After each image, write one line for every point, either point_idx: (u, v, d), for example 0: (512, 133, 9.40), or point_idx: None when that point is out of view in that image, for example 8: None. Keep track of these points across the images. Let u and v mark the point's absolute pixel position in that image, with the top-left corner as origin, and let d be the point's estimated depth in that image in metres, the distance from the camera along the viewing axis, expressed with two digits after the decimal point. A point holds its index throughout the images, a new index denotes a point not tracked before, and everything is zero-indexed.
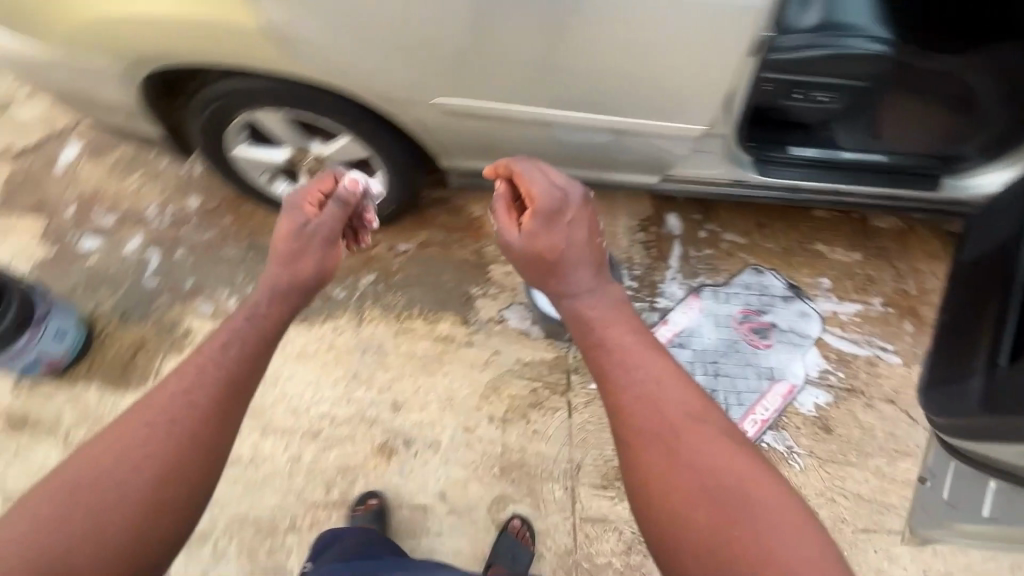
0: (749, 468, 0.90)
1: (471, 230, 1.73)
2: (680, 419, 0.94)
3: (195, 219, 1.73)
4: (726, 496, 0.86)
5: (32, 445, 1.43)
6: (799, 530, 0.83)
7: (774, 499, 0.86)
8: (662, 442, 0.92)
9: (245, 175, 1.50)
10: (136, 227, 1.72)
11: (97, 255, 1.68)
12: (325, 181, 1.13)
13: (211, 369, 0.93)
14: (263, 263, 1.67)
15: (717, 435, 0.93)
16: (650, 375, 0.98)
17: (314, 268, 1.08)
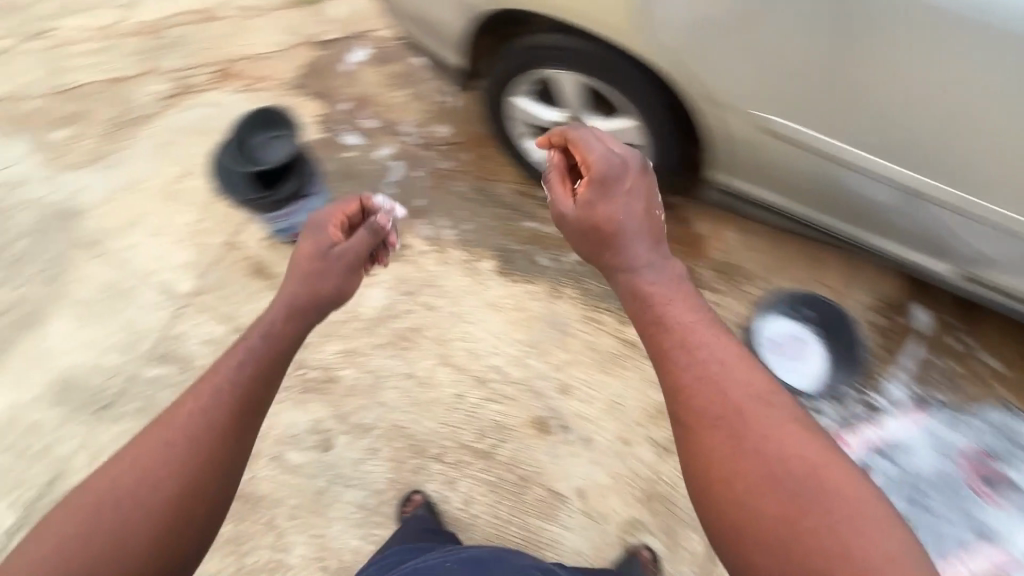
0: (777, 421, 0.81)
1: (691, 246, 1.66)
2: (747, 404, 0.83)
3: (440, 148, 1.86)
4: (801, 489, 0.76)
5: (263, 293, 1.65)
6: (806, 452, 0.78)
7: (822, 464, 0.77)
8: (739, 445, 0.80)
9: (506, 125, 1.52)
10: (390, 137, 1.89)
11: (353, 151, 1.87)
12: (350, 205, 1.31)
13: (229, 384, 0.95)
14: (486, 208, 1.74)
15: (720, 357, 0.87)
16: (701, 348, 0.87)
17: (329, 288, 1.18)
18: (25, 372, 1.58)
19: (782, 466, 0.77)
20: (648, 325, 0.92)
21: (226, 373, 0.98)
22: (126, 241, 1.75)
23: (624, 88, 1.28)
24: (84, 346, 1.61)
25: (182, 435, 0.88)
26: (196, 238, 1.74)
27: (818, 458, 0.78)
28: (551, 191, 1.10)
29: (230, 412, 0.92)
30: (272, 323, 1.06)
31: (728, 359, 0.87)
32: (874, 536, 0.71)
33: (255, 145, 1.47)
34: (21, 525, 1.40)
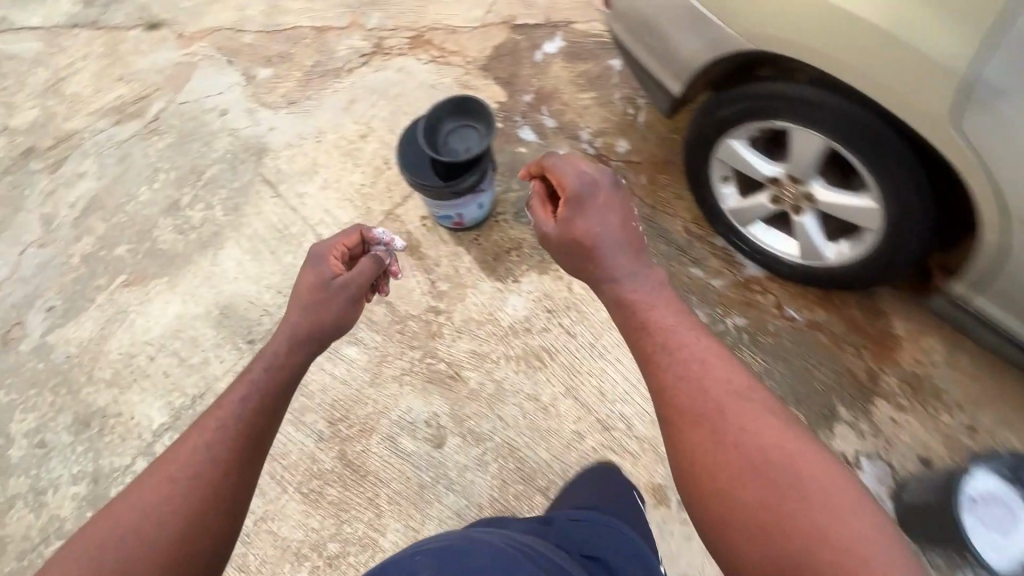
0: (757, 412, 0.83)
1: (880, 345, 1.43)
2: (728, 403, 0.84)
3: (615, 163, 1.75)
4: (778, 475, 0.77)
5: (411, 271, 1.67)
6: (798, 447, 0.79)
7: (801, 449, 0.79)
8: (720, 446, 0.81)
9: (711, 161, 1.37)
10: (565, 141, 1.80)
11: (526, 147, 1.81)
12: (351, 237, 1.38)
13: (233, 418, 1.07)
14: (651, 241, 1.62)
15: (711, 358, 0.89)
16: (689, 341, 0.91)
17: (311, 324, 1.25)
18: (196, 289, 1.73)
19: (761, 464, 0.78)
20: (647, 339, 0.94)
21: (231, 410, 1.10)
22: (300, 188, 1.83)
23: (880, 162, 1.09)
24: (247, 278, 1.72)
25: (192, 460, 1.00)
26: (361, 201, 1.79)
27: (802, 447, 0.79)
28: (534, 217, 1.16)
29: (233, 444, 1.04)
30: (274, 357, 1.18)
31: (719, 363, 0.89)
32: (863, 530, 0.71)
33: (446, 137, 1.45)
34: (168, 428, 1.56)
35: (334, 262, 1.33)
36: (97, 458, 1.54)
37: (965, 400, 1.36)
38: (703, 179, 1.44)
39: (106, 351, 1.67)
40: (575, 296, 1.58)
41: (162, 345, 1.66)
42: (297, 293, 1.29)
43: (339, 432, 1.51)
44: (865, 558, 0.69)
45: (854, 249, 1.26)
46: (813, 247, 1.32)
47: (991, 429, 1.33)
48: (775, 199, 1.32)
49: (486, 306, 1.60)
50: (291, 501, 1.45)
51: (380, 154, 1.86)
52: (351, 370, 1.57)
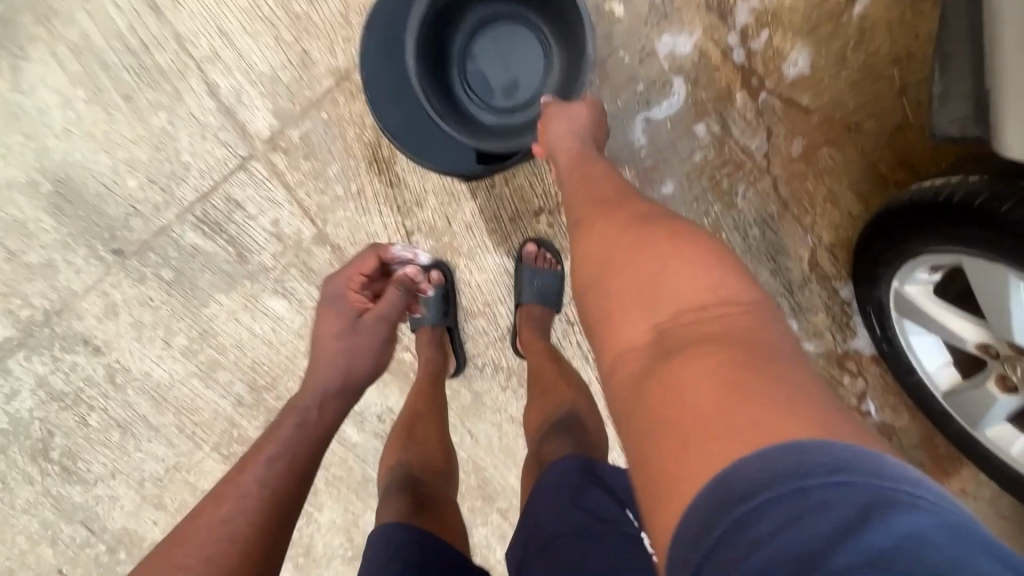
0: (673, 251, 0.51)
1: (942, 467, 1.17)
2: (636, 249, 0.54)
3: (763, 97, 0.98)
4: (652, 273, 0.51)
5: (376, 205, 1.03)
6: (728, 307, 0.47)
7: (740, 316, 0.46)
8: (619, 293, 0.53)
9: (951, 253, 0.79)
10: (698, 18, 0.96)
11: (623, 4, 0.96)
12: (367, 260, 0.89)
13: (263, 475, 0.64)
14: (751, 261, 1.04)
15: (639, 220, 0.58)
16: (608, 212, 0.62)
17: (348, 361, 0.79)
18: (4, 130, 1.01)
19: (663, 315, 0.48)
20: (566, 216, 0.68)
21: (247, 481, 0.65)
22: None
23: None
24: (95, 134, 1.01)
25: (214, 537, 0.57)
26: (295, 35, 0.97)
27: (741, 319, 0.46)
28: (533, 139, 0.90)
29: (269, 510, 0.61)
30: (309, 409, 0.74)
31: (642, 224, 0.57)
32: (799, 401, 0.38)
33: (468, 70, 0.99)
34: (18, 344, 1.12)
35: (354, 288, 0.88)
36: None
37: None
38: (905, 252, 0.86)
39: None
40: None
41: None
42: (315, 344, 0.83)
43: (263, 400, 1.13)
44: (760, 366, 0.41)
45: None
46: (975, 413, 0.91)
47: None
48: (993, 352, 0.82)
49: (484, 292, 1.09)
50: (209, 459, 1.16)
51: None
52: (277, 335, 1.10)
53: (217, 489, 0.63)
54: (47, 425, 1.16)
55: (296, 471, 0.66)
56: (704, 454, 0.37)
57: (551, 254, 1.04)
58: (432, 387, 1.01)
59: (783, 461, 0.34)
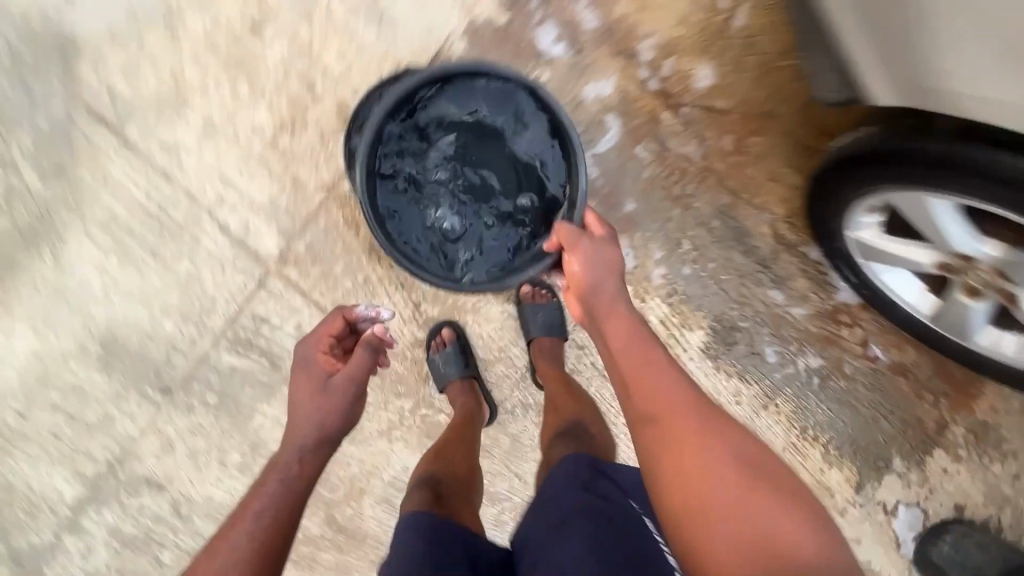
0: (711, 424, 0.67)
1: (960, 389, 1.23)
2: (687, 418, 0.68)
3: (685, 110, 1.13)
4: (698, 441, 0.66)
5: (383, 288, 1.16)
6: (767, 490, 0.61)
7: (769, 474, 0.64)
8: (683, 458, 0.65)
9: (869, 195, 0.92)
10: (612, 63, 1.13)
11: (547, 68, 1.12)
12: (332, 321, 0.93)
13: (252, 527, 0.73)
14: (719, 247, 1.16)
15: (680, 384, 0.73)
16: (654, 366, 0.76)
17: (322, 411, 0.85)
18: (48, 310, 1.15)
19: (713, 477, 0.62)
20: (628, 371, 0.77)
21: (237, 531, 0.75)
22: (175, 135, 1.12)
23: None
24: (130, 292, 1.15)
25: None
26: (283, 165, 1.13)
27: (765, 470, 0.64)
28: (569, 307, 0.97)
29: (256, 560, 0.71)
30: (288, 465, 0.81)
31: (682, 385, 0.73)
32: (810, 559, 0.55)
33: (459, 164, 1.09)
34: (88, 500, 1.20)
35: (324, 351, 0.91)
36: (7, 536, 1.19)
37: None
38: (836, 206, 0.99)
39: None
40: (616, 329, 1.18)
41: (31, 395, 1.17)
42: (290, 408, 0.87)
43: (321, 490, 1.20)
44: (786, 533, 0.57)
45: None
46: (963, 320, 0.99)
47: None
48: (945, 265, 0.93)
49: (495, 338, 1.19)
50: None
51: (301, 71, 1.10)
52: None
53: (219, 535, 0.75)
54: (127, 572, 1.22)
55: (280, 525, 0.75)
56: None
57: (544, 289, 1.17)
58: (462, 425, 1.09)
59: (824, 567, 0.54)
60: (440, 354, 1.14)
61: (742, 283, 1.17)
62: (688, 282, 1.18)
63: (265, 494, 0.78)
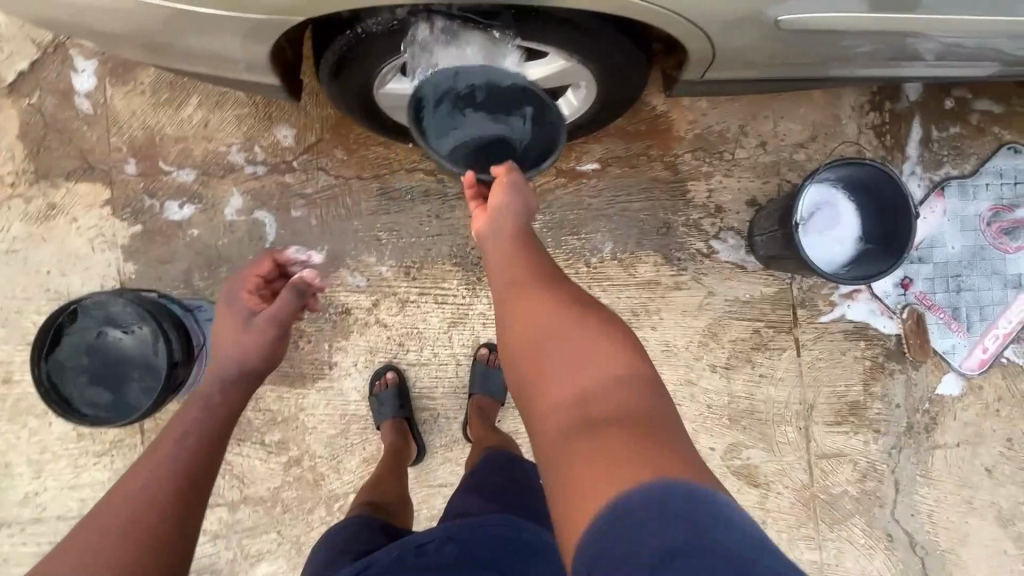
0: (600, 328, 0.66)
1: (656, 134, 1.36)
2: (559, 322, 0.67)
3: (297, 160, 1.34)
4: (547, 307, 0.69)
5: (232, 453, 1.34)
6: (627, 379, 0.62)
7: (640, 384, 0.62)
8: (530, 320, 0.69)
9: (388, 118, 1.09)
10: (227, 182, 1.34)
11: (192, 227, 1.33)
12: (261, 263, 0.95)
13: (168, 456, 0.76)
14: (407, 213, 1.34)
15: (553, 294, 0.71)
16: (539, 288, 0.72)
17: (239, 350, 0.85)
18: None
19: (574, 377, 0.63)
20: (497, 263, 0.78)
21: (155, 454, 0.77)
22: (19, 491, 1.31)
23: (603, 70, 0.96)
24: None
25: (118, 515, 0.70)
26: (98, 444, 1.32)
27: (650, 390, 0.62)
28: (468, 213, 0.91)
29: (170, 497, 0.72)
30: (211, 396, 0.83)
31: (563, 301, 0.70)
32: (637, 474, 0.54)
33: (198, 302, 1.19)
34: None
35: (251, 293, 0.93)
36: None
37: (743, 124, 1.36)
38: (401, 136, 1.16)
39: None
40: (397, 326, 1.35)
41: None
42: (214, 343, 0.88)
43: None
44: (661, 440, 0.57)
45: (573, 94, 1.05)
46: None
47: (775, 129, 1.36)
48: None
49: (333, 412, 1.35)
50: None
51: None
52: None
53: (128, 473, 0.75)
54: None
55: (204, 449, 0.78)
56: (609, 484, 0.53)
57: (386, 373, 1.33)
58: (397, 463, 1.22)
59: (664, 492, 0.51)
60: (386, 390, 1.31)
61: (442, 216, 1.35)
62: (409, 253, 1.35)
63: (184, 424, 0.80)
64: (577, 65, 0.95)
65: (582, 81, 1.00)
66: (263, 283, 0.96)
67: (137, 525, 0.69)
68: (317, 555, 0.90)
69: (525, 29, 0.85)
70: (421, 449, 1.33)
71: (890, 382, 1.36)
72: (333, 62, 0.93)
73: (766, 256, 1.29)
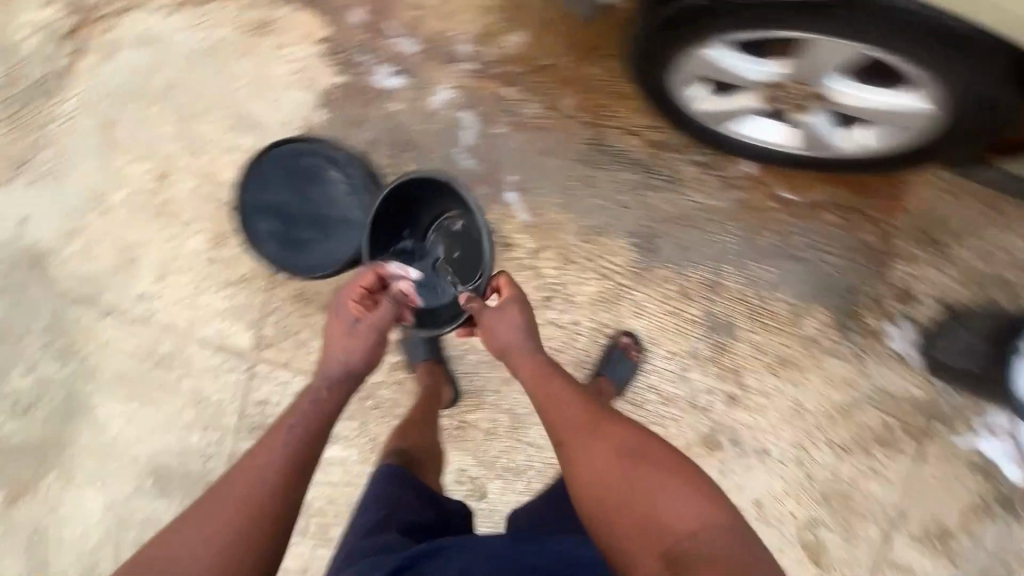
0: (675, 473, 0.78)
1: (884, 196, 1.28)
2: (626, 481, 0.78)
3: (523, 77, 1.27)
4: (620, 449, 0.81)
5: None
6: (706, 519, 0.73)
7: (726, 532, 0.72)
8: (600, 463, 0.81)
9: (676, 78, 1.01)
10: (444, 69, 1.26)
11: (395, 101, 1.26)
12: (365, 276, 0.96)
13: (285, 440, 0.80)
14: (606, 173, 1.28)
15: (613, 440, 0.82)
16: (594, 433, 0.84)
17: (344, 357, 0.91)
18: (104, 466, 1.34)
19: (643, 518, 0.74)
20: (549, 412, 0.89)
21: (273, 432, 0.82)
22: (138, 287, 1.30)
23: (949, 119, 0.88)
24: (156, 423, 1.33)
25: (245, 482, 0.75)
26: (226, 274, 1.30)
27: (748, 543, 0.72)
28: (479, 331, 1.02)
29: (285, 474, 0.76)
30: (321, 391, 0.88)
31: (620, 445, 0.82)
32: None
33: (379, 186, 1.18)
34: None
35: (356, 300, 0.96)
36: None
37: (976, 222, 1.27)
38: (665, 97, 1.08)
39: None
40: (547, 284, 1.30)
41: (116, 539, 1.34)
42: (329, 344, 0.93)
43: None
44: None
45: (875, 131, 1.00)
46: (822, 139, 1.05)
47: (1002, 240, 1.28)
48: (772, 100, 1.00)
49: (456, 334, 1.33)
50: None
51: (207, 195, 1.28)
52: (348, 468, 1.34)
53: (247, 457, 0.79)
54: None
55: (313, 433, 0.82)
56: None
57: None
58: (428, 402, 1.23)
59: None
60: (414, 335, 1.29)
61: (639, 192, 1.28)
62: (592, 214, 1.29)
63: (300, 411, 0.84)
64: (928, 106, 0.90)
65: (909, 125, 0.95)
66: (368, 296, 0.96)
67: (261, 494, 0.74)
68: (365, 506, 0.96)
69: (934, 50, 0.80)
70: (455, 391, 1.30)
71: (988, 524, 1.34)
72: (677, 15, 0.87)
73: (945, 362, 1.24)
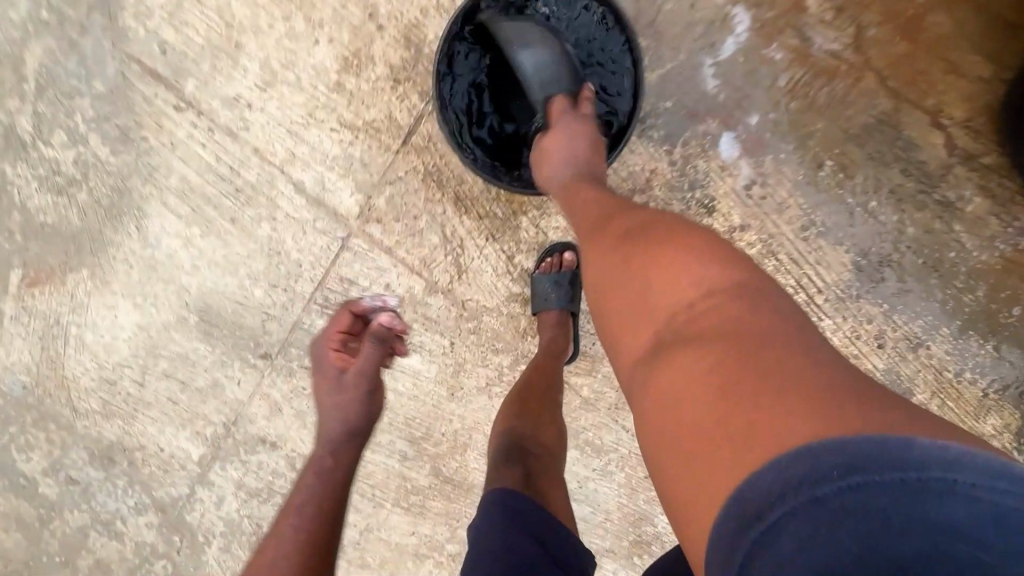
0: (684, 238, 0.56)
1: None
2: (624, 261, 0.58)
3: None
4: (625, 234, 0.61)
5: (472, 240, 1.05)
6: (695, 283, 0.52)
7: (743, 295, 0.50)
8: (608, 257, 0.61)
9: None
10: None
11: None
12: (340, 318, 0.90)
13: (292, 528, 0.77)
14: (874, 163, 0.96)
15: (623, 225, 0.63)
16: (602, 226, 0.66)
17: (341, 409, 0.83)
18: (144, 283, 1.12)
19: (642, 301, 0.55)
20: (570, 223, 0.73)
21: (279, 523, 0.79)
22: (237, 87, 1.01)
23: None
24: (218, 259, 1.09)
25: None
26: (350, 112, 1.01)
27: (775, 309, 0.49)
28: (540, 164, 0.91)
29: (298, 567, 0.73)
30: (320, 459, 0.82)
31: (629, 226, 0.62)
32: (762, 412, 0.41)
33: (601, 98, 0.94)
34: (211, 458, 1.19)
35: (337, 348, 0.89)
36: (148, 491, 1.22)
37: None
38: None
39: (71, 378, 1.19)
40: None
41: (144, 365, 1.17)
42: (319, 406, 0.86)
43: (426, 450, 1.19)
44: (788, 352, 0.45)
45: None
46: None
47: None
48: None
49: None
50: (393, 514, 1.22)
51: None
52: (420, 384, 1.15)
53: (264, 544, 0.78)
54: (255, 520, 1.20)
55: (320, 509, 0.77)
56: (723, 452, 0.42)
57: (554, 253, 1.05)
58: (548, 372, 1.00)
59: (813, 471, 0.37)
60: (551, 274, 1.04)
61: (900, 205, 0.98)
62: (828, 211, 0.99)
63: (301, 492, 0.80)
64: None
65: None
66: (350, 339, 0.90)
67: None
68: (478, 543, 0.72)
69: None
70: (576, 349, 1.11)
71: None
72: None
73: None
